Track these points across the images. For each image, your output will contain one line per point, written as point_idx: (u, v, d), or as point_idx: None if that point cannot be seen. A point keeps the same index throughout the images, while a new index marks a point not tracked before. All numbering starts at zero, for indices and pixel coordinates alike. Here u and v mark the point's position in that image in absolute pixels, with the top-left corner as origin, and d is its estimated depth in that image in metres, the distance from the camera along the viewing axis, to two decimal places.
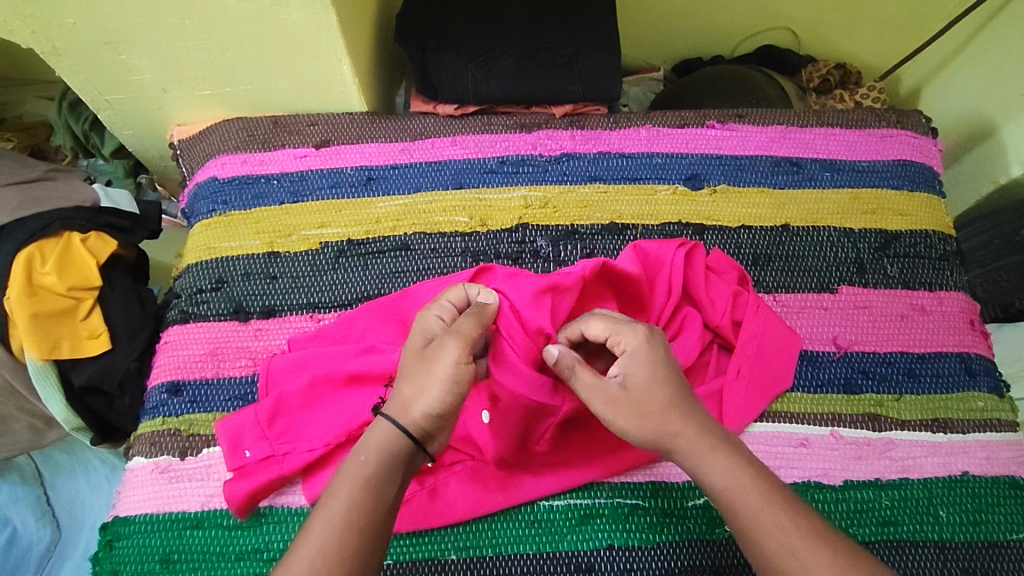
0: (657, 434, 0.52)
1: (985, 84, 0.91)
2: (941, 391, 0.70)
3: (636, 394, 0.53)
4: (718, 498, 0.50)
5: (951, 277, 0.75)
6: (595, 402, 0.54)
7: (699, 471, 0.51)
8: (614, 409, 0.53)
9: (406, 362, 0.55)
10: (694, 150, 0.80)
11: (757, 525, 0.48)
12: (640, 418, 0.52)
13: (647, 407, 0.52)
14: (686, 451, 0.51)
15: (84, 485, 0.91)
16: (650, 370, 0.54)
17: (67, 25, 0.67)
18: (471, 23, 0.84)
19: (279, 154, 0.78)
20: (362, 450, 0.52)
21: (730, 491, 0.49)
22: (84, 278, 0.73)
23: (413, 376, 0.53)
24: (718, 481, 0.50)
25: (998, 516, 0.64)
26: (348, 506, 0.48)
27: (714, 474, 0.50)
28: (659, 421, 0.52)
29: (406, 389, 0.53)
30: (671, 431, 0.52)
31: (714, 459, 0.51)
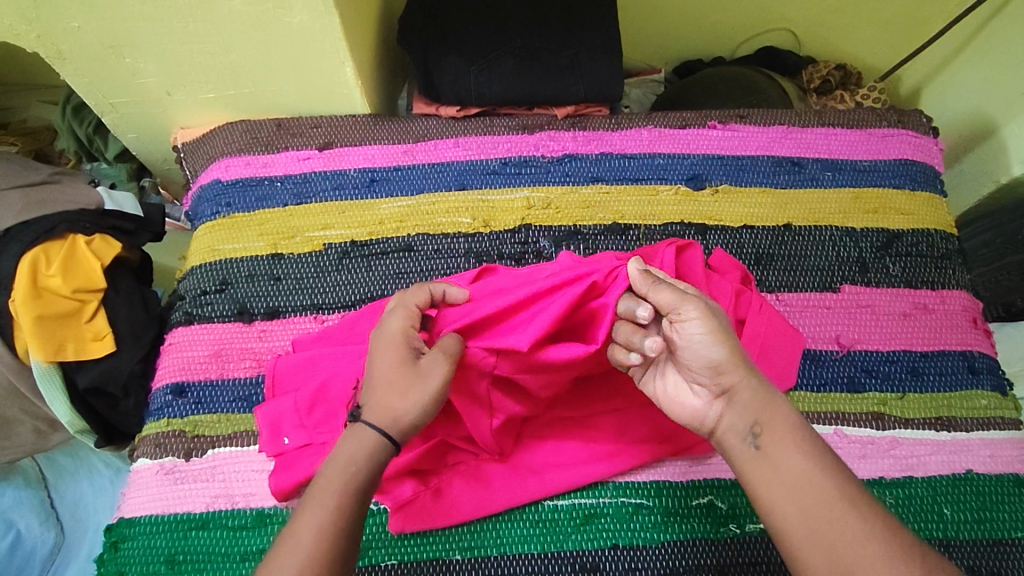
0: (738, 353, 0.52)
1: (985, 84, 0.91)
2: (945, 389, 0.70)
3: (718, 313, 0.54)
4: (783, 437, 0.49)
5: (953, 275, 0.75)
6: (688, 308, 0.52)
7: (765, 410, 0.51)
8: (708, 314, 0.52)
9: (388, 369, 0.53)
10: (696, 150, 0.80)
11: (815, 468, 0.48)
12: (728, 331, 0.53)
13: (728, 326, 0.54)
14: (754, 383, 0.51)
15: (89, 488, 0.91)
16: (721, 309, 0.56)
17: (72, 28, 0.68)
18: (473, 25, 0.84)
19: (283, 156, 0.79)
20: (344, 459, 0.51)
21: (793, 432, 0.50)
22: (89, 281, 0.73)
23: (402, 389, 0.52)
24: (784, 419, 0.50)
25: (1002, 514, 0.64)
26: (328, 517, 0.48)
27: (780, 413, 0.51)
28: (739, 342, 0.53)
29: (392, 400, 0.52)
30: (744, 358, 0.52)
31: (779, 400, 0.51)
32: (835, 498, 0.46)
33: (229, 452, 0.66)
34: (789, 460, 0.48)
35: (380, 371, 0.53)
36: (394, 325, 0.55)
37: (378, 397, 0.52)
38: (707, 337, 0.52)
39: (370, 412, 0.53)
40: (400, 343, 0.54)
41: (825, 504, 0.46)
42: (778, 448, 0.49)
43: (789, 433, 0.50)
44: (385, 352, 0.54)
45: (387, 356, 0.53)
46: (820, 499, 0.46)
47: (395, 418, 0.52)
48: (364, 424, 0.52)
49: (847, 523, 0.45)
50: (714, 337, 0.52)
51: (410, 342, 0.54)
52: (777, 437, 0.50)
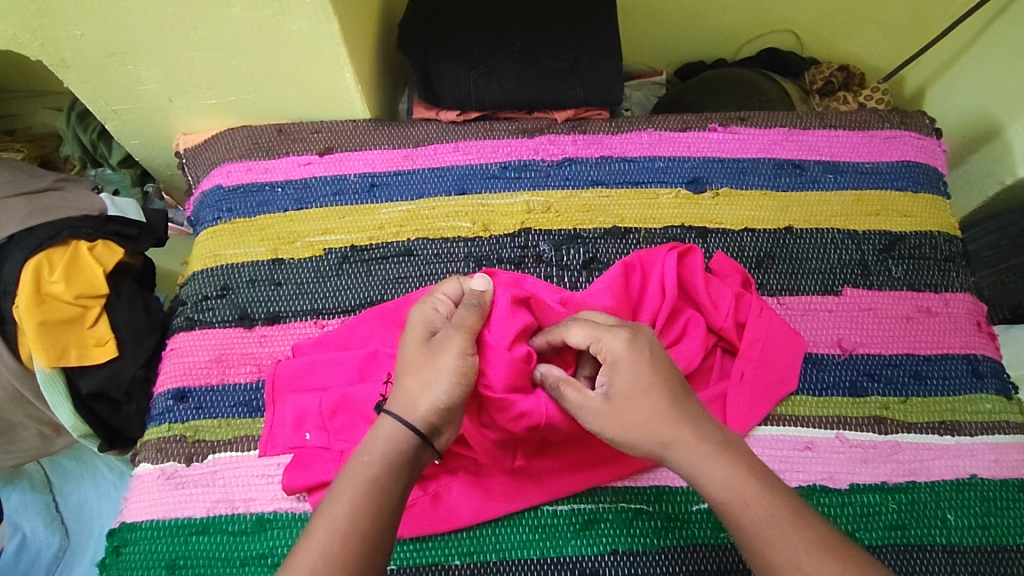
0: (646, 442, 0.52)
1: (990, 84, 0.90)
2: (949, 393, 0.69)
3: (620, 403, 0.53)
4: (720, 509, 0.49)
5: (958, 278, 0.75)
6: (580, 414, 0.55)
7: (699, 485, 0.50)
8: (600, 415, 0.54)
9: (407, 353, 0.56)
10: (697, 153, 0.80)
11: (762, 539, 0.46)
12: (631, 428, 0.52)
13: (633, 415, 0.52)
14: (682, 460, 0.51)
15: (93, 492, 0.91)
16: (632, 379, 0.53)
17: (75, 36, 0.68)
18: (472, 29, 0.84)
19: (283, 161, 0.79)
20: (368, 449, 0.52)
21: (733, 503, 0.48)
22: (91, 286, 0.73)
23: (419, 369, 0.54)
24: (717, 492, 0.49)
25: (1007, 519, 0.63)
26: (352, 505, 0.48)
27: (714, 486, 0.49)
28: (649, 429, 0.52)
29: (412, 382, 0.54)
30: (661, 440, 0.51)
31: (713, 471, 0.49)
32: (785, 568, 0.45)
33: (229, 456, 0.66)
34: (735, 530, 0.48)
35: (405, 356, 0.56)
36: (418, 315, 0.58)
37: (404, 381, 0.55)
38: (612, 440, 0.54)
39: (394, 399, 0.54)
40: (425, 327, 0.57)
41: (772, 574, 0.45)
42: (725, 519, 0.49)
43: (725, 507, 0.48)
44: (413, 336, 0.57)
45: (414, 339, 0.57)
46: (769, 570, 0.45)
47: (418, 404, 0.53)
48: (387, 411, 0.54)
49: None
50: (617, 436, 0.53)
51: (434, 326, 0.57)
52: (717, 509, 0.49)
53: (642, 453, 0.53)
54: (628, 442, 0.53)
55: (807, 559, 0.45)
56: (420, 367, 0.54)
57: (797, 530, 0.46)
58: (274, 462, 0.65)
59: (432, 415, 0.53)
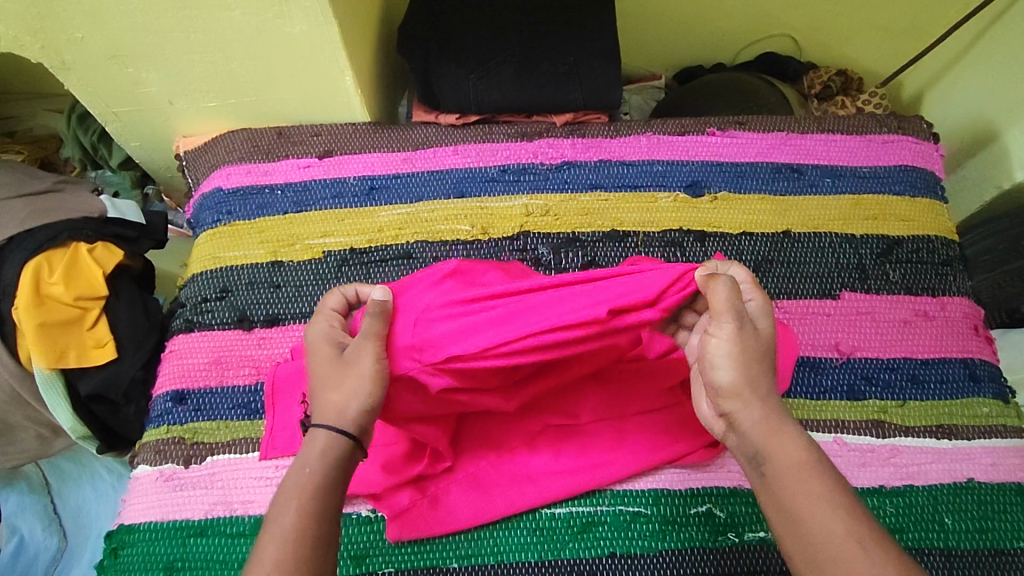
0: (754, 383, 0.51)
1: (987, 89, 0.91)
2: (946, 397, 0.69)
3: (757, 338, 0.52)
4: (790, 469, 0.48)
5: (955, 281, 0.75)
6: (725, 322, 0.51)
7: (772, 443, 0.49)
8: (738, 334, 0.51)
9: (322, 371, 0.55)
10: (695, 157, 0.80)
11: (821, 507, 0.46)
12: (750, 365, 0.51)
13: (763, 354, 0.51)
14: (767, 418, 0.50)
15: (91, 493, 0.91)
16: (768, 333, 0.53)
17: (76, 39, 0.68)
18: (472, 33, 0.84)
19: (283, 164, 0.79)
20: (306, 460, 0.52)
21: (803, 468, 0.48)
22: (91, 287, 0.73)
23: (338, 383, 0.54)
24: (792, 453, 0.49)
25: (1004, 523, 0.63)
26: (298, 514, 0.49)
27: (790, 447, 0.49)
28: (755, 375, 0.51)
29: (330, 396, 0.54)
30: (763, 390, 0.51)
31: (794, 435, 0.50)
32: (842, 541, 0.44)
33: (228, 458, 0.66)
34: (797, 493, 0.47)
35: (318, 375, 0.56)
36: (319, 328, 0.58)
37: (324, 396, 0.54)
38: (721, 357, 0.51)
39: (319, 413, 0.54)
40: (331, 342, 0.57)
41: (827, 543, 0.45)
42: (781, 482, 0.48)
43: (797, 467, 0.48)
44: (319, 351, 0.57)
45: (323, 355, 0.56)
46: (826, 537, 0.45)
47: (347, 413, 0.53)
48: (317, 425, 0.54)
49: (853, 564, 0.44)
50: (733, 361, 0.51)
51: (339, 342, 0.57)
52: (781, 468, 0.48)
53: (728, 388, 0.51)
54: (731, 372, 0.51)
55: (864, 534, 0.45)
56: (331, 378, 0.54)
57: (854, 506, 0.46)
58: (273, 465, 0.65)
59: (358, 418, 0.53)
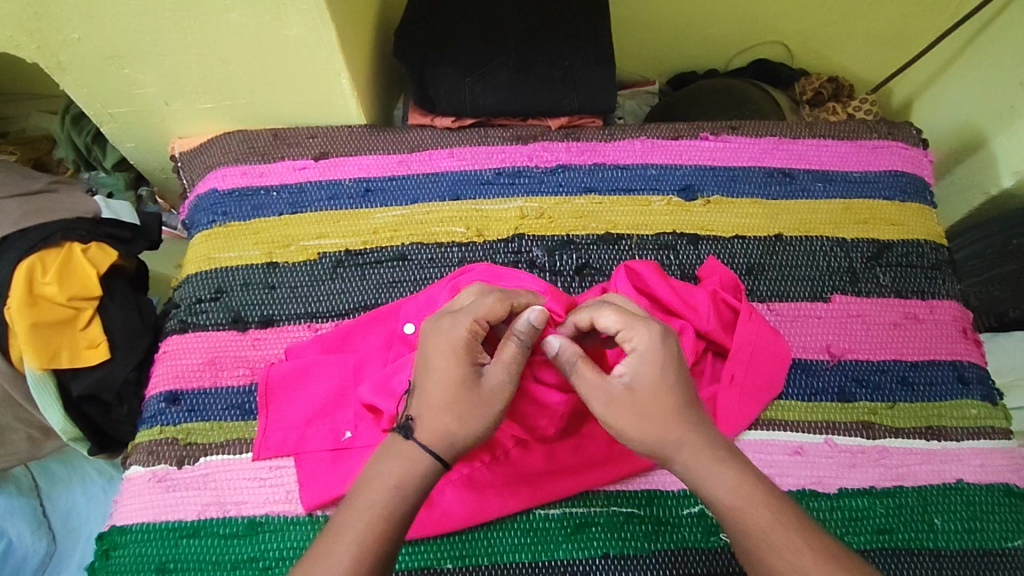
0: (658, 439, 0.50)
1: (974, 96, 0.92)
2: (935, 399, 0.70)
3: (634, 391, 0.51)
4: (725, 513, 0.48)
5: (943, 285, 0.76)
6: (596, 399, 0.52)
7: (703, 488, 0.49)
8: (614, 408, 0.51)
9: (445, 387, 0.52)
10: (688, 161, 0.81)
11: (767, 547, 0.46)
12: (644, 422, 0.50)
13: (647, 404, 0.51)
14: (687, 463, 0.50)
15: (81, 495, 0.90)
16: (658, 374, 0.51)
17: (72, 39, 0.68)
18: (467, 38, 0.85)
19: (279, 165, 0.79)
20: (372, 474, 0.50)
21: (736, 512, 0.48)
22: (85, 288, 0.73)
23: (462, 409, 0.51)
24: (722, 498, 0.48)
25: (993, 523, 0.64)
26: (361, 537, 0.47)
27: (719, 490, 0.49)
28: (659, 427, 0.50)
29: (429, 410, 0.51)
30: (672, 440, 0.50)
31: (719, 471, 0.49)
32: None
33: (221, 459, 0.66)
34: (742, 538, 0.47)
35: (435, 384, 0.52)
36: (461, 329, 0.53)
37: (432, 412, 0.51)
38: (616, 434, 0.51)
39: (423, 428, 0.51)
40: (466, 353, 0.52)
41: None
42: (724, 524, 0.48)
43: (725, 514, 0.48)
44: (455, 353, 0.52)
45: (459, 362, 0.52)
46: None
47: (453, 442, 0.51)
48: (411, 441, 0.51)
49: None
50: (628, 425, 0.51)
51: (474, 353, 0.53)
52: (722, 513, 0.48)
53: (648, 451, 0.51)
54: (636, 439, 0.51)
55: (814, 565, 0.45)
56: (454, 399, 0.51)
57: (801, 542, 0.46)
58: (266, 465, 0.65)
59: (457, 445, 0.51)
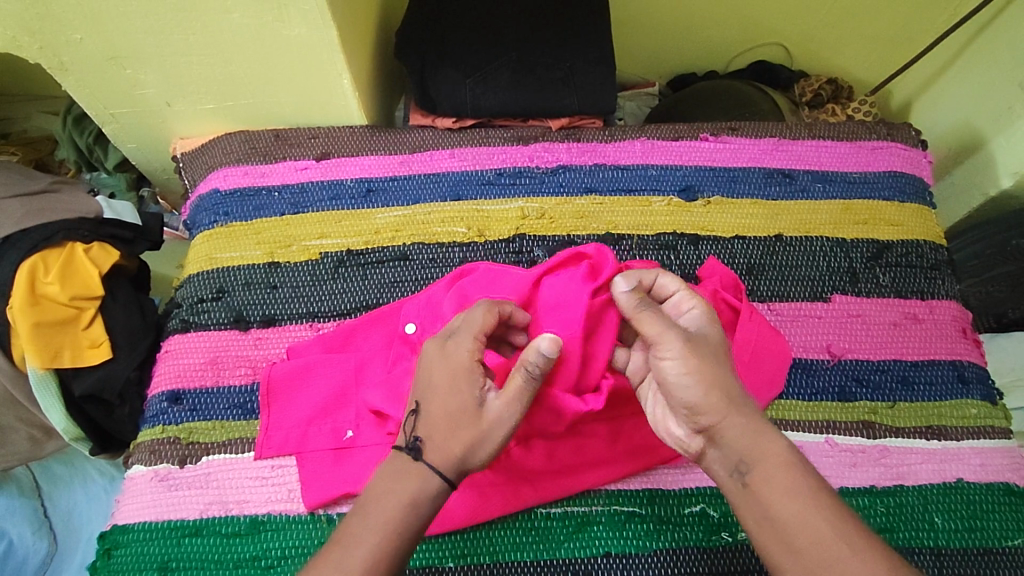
0: (725, 390, 0.51)
1: (973, 98, 0.92)
2: (935, 399, 0.70)
3: (705, 342, 0.54)
4: (778, 469, 0.49)
5: (942, 285, 0.76)
6: (668, 340, 0.52)
7: (757, 445, 0.50)
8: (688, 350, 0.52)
9: (451, 410, 0.52)
10: (688, 162, 0.81)
11: (811, 509, 0.47)
12: (713, 370, 0.52)
13: (716, 356, 0.53)
14: (743, 420, 0.51)
15: (82, 496, 0.90)
16: (719, 338, 0.55)
17: (75, 40, 0.69)
18: (468, 39, 0.85)
19: (280, 166, 0.79)
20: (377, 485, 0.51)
21: (790, 469, 0.49)
22: (87, 287, 0.73)
23: (467, 433, 0.51)
24: (780, 452, 0.50)
25: (993, 522, 0.64)
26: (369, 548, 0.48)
27: (773, 448, 0.50)
28: (724, 379, 0.52)
29: (435, 432, 0.52)
30: (734, 396, 0.51)
31: (772, 434, 0.51)
32: (835, 539, 0.46)
33: (222, 459, 0.66)
34: (791, 495, 0.48)
35: (440, 409, 0.52)
36: (465, 350, 0.53)
37: (440, 436, 0.52)
38: (681, 376, 0.52)
39: (431, 450, 0.51)
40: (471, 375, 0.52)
41: (823, 543, 0.46)
42: (773, 482, 0.48)
43: (784, 469, 0.49)
44: (459, 375, 0.52)
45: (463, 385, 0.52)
46: (819, 541, 0.46)
47: (460, 462, 0.51)
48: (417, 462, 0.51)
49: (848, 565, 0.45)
50: (697, 371, 0.51)
51: (477, 375, 0.53)
52: (773, 470, 0.49)
53: (705, 403, 0.51)
54: (699, 387, 0.51)
55: (857, 530, 0.47)
56: (458, 424, 0.51)
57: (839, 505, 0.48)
58: (268, 464, 0.65)
59: (464, 466, 0.52)
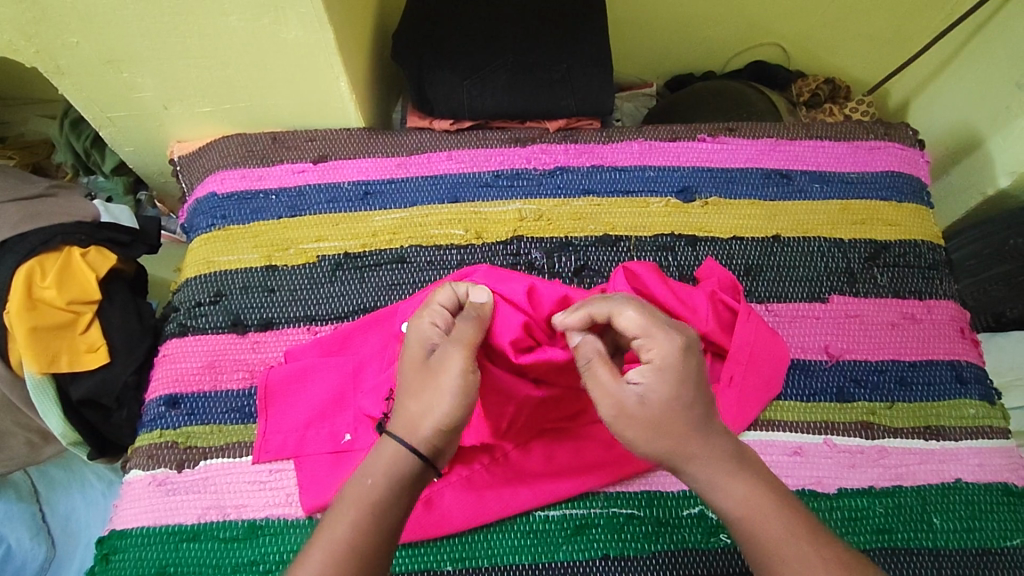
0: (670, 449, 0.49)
1: (971, 97, 0.92)
2: (933, 398, 0.70)
3: (647, 404, 0.50)
4: (734, 522, 0.48)
5: (940, 285, 0.76)
6: (604, 409, 0.50)
7: (717, 495, 0.49)
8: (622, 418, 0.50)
9: (407, 375, 0.53)
10: (686, 163, 0.81)
11: (777, 560, 0.46)
12: (652, 435, 0.49)
13: (657, 418, 0.49)
14: (698, 474, 0.50)
15: (81, 500, 0.90)
16: (672, 386, 0.49)
17: (71, 43, 0.69)
18: (465, 41, 0.85)
19: (277, 168, 0.79)
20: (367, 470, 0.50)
21: (747, 521, 0.48)
22: (84, 292, 0.73)
23: (420, 393, 0.51)
24: (733, 507, 0.48)
25: (992, 522, 0.64)
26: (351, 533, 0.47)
27: (730, 499, 0.49)
28: (669, 442, 0.49)
29: (413, 404, 0.51)
30: (682, 454, 0.49)
31: (731, 483, 0.49)
32: None
33: (221, 463, 0.66)
34: (752, 547, 0.48)
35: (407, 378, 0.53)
36: (467, 329, 0.53)
37: (404, 404, 0.52)
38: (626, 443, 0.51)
39: (398, 422, 0.51)
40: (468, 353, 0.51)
41: None
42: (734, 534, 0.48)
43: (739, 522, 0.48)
44: (454, 352, 0.51)
45: (454, 359, 0.51)
46: None
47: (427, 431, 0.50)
48: (389, 434, 0.51)
49: None
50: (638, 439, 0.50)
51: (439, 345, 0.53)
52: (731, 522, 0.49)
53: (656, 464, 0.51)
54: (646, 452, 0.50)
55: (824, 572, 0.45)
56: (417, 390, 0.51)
57: (808, 548, 0.46)
58: (266, 469, 0.65)
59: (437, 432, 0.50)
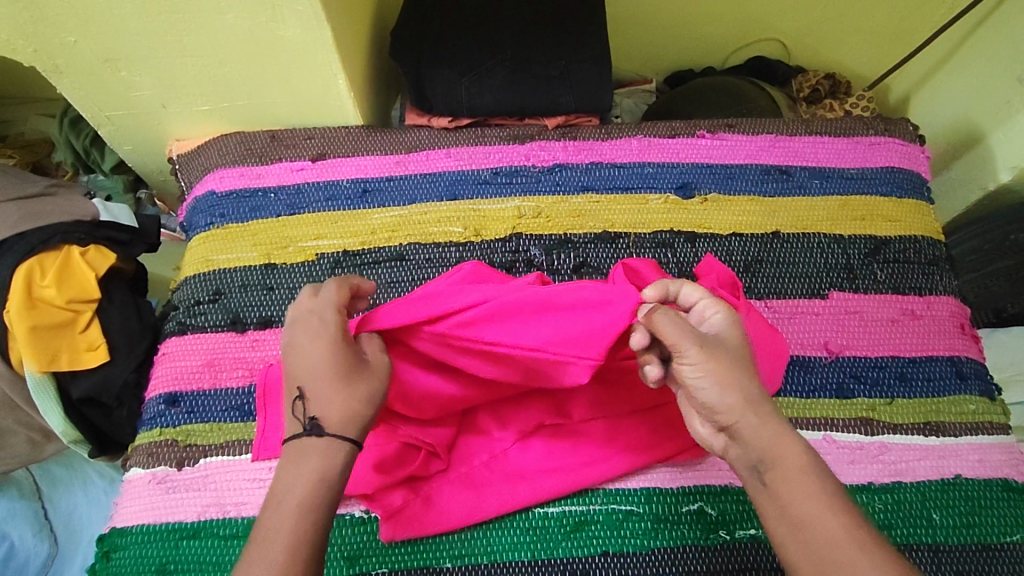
0: (741, 397, 0.49)
1: (971, 92, 0.92)
2: (933, 394, 0.70)
3: (724, 351, 0.50)
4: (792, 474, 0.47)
5: (940, 281, 0.76)
6: (688, 347, 0.49)
7: (776, 448, 0.48)
8: (706, 355, 0.49)
9: (320, 374, 0.51)
10: (686, 159, 0.81)
11: (826, 513, 0.45)
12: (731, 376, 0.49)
13: (735, 364, 0.50)
14: (763, 426, 0.48)
15: (83, 498, 0.91)
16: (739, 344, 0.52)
17: (68, 43, 0.69)
18: (463, 37, 0.85)
19: (275, 167, 0.79)
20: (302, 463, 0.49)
21: (804, 473, 0.47)
22: (83, 290, 0.73)
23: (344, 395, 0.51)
24: (795, 458, 0.48)
25: (992, 518, 0.64)
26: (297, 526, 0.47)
27: (791, 451, 0.48)
28: (741, 391, 0.49)
29: (333, 401, 0.50)
30: (750, 403, 0.49)
31: (792, 441, 0.48)
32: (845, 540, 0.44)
33: (220, 461, 0.66)
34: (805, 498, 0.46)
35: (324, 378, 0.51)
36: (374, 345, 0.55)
37: (327, 399, 0.50)
38: (700, 379, 0.49)
39: (326, 416, 0.50)
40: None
41: (835, 547, 0.44)
42: (785, 486, 0.47)
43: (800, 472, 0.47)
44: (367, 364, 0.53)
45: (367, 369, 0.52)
46: (831, 542, 0.44)
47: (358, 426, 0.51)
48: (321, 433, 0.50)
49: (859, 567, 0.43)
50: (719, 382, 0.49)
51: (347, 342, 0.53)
52: (784, 476, 0.47)
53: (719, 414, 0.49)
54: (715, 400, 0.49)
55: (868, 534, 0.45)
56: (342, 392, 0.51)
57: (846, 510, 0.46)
58: (265, 466, 0.65)
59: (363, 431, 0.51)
